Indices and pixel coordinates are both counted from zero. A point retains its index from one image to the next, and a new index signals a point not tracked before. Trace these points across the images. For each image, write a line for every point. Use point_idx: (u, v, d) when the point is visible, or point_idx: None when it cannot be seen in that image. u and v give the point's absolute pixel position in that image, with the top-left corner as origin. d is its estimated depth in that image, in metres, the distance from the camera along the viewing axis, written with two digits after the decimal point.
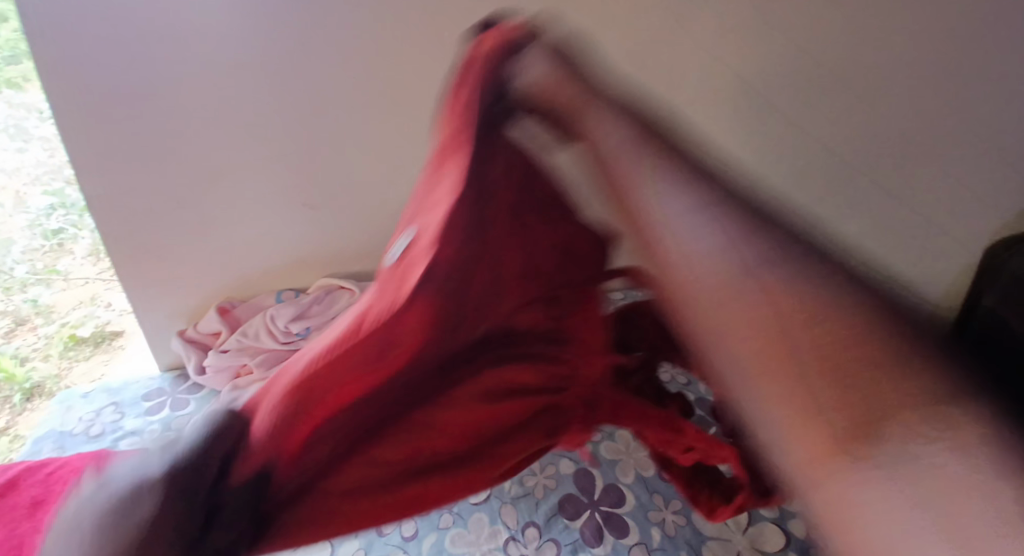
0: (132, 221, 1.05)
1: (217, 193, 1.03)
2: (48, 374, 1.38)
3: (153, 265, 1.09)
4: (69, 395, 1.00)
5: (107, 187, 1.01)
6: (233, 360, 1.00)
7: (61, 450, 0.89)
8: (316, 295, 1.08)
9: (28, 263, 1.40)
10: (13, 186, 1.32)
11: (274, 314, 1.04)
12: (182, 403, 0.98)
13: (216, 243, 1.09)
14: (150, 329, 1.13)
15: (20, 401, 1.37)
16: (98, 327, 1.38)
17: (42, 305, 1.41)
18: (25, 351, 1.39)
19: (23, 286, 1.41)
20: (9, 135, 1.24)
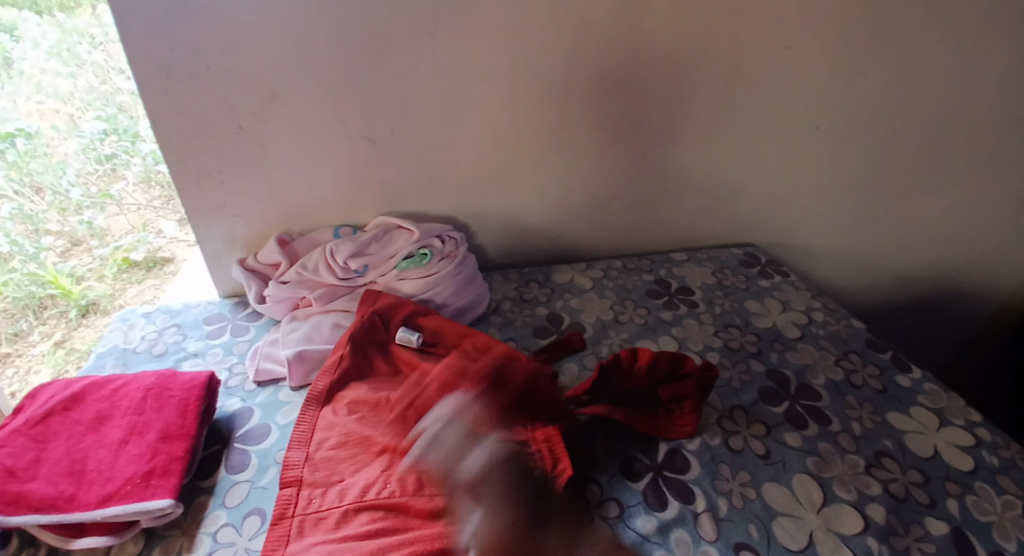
0: (185, 147, 0.99)
1: (280, 118, 0.99)
2: (103, 293, 1.44)
3: (210, 194, 1.04)
4: (129, 314, 1.01)
5: (166, 106, 0.95)
6: (292, 293, 0.99)
7: (125, 367, 0.89)
8: (373, 233, 1.04)
9: (83, 187, 1.44)
10: (65, 109, 1.36)
11: (331, 250, 1.00)
12: (242, 329, 0.98)
13: (275, 175, 1.04)
14: (209, 256, 1.11)
15: (76, 316, 1.40)
16: (150, 252, 1.52)
17: (97, 229, 1.48)
18: (79, 270, 1.44)
19: (79, 209, 1.44)
20: (60, 57, 1.31)
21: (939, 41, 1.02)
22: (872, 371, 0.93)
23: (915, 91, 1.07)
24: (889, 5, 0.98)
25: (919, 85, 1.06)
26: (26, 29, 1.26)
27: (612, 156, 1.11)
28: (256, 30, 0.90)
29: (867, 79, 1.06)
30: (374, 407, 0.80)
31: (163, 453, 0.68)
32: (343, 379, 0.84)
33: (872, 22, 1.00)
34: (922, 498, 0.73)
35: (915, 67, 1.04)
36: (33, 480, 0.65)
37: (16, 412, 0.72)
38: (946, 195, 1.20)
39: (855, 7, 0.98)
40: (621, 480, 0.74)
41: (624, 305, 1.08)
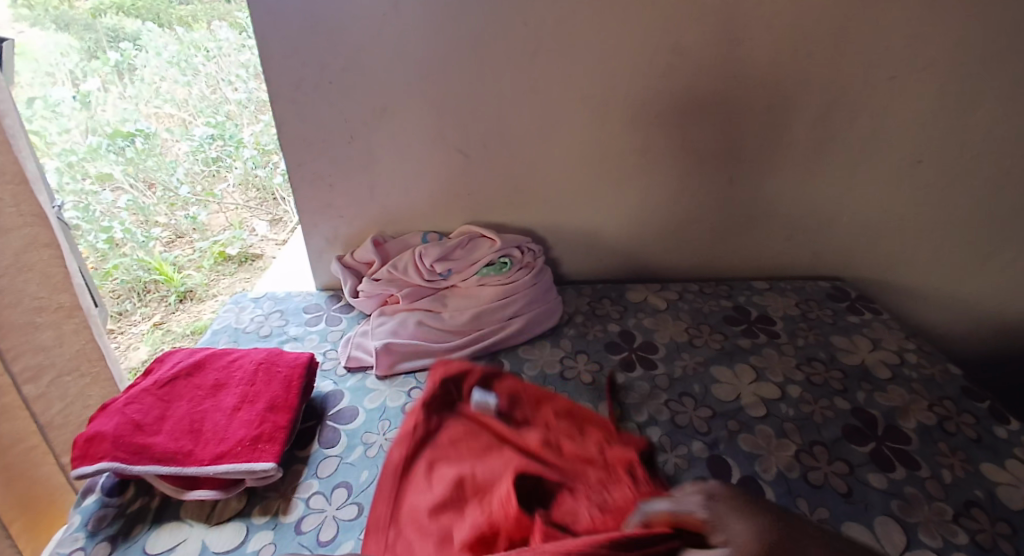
0: (303, 152, 1.10)
1: (387, 130, 1.07)
2: (199, 282, 1.61)
3: (319, 195, 1.14)
4: (240, 297, 1.12)
5: (291, 115, 1.06)
6: (383, 290, 1.06)
7: (235, 344, 0.99)
8: (458, 239, 1.10)
9: (189, 184, 1.68)
10: (178, 114, 1.69)
11: (421, 253, 1.06)
12: (336, 320, 1.06)
13: (377, 181, 1.13)
14: (310, 251, 1.21)
15: (174, 301, 1.56)
16: (243, 248, 1.70)
17: (199, 223, 1.69)
18: (181, 260, 1.62)
19: (185, 204, 1.68)
20: (178, 67, 1.67)
21: None
22: (968, 420, 0.88)
23: None
24: (1007, 42, 0.95)
25: None
26: (149, 40, 1.62)
27: (696, 181, 1.12)
28: (374, 50, 0.99)
29: (979, 117, 1.02)
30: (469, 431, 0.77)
31: (269, 421, 0.75)
32: (435, 401, 0.82)
33: (988, 59, 0.97)
34: (1015, 553, 0.68)
35: None
36: (156, 435, 0.73)
37: (147, 373, 0.81)
38: None
39: (969, 43, 0.96)
40: None
41: (700, 328, 1.08)
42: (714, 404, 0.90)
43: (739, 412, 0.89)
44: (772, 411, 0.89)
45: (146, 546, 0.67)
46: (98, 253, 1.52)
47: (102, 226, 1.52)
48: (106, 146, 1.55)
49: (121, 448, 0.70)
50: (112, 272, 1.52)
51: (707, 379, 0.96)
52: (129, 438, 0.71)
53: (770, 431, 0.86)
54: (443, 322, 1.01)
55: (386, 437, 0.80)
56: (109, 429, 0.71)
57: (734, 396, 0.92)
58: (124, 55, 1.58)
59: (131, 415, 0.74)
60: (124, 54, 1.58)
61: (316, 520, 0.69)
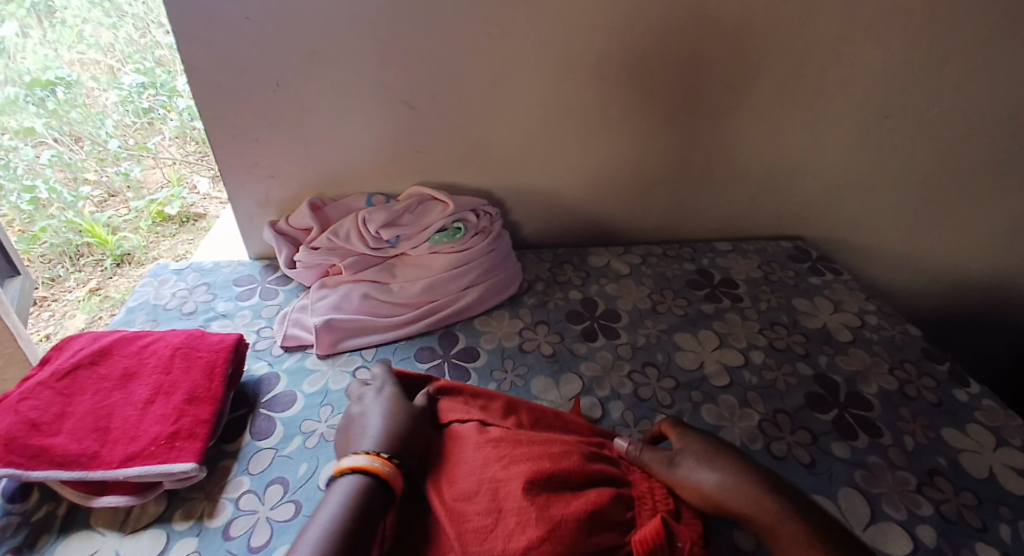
0: (223, 103, 0.97)
1: (320, 77, 0.95)
2: (138, 245, 1.44)
3: (246, 153, 1.02)
4: (160, 270, 1.00)
5: (207, 59, 0.92)
6: (323, 260, 0.96)
7: (155, 323, 0.88)
8: (406, 203, 1.00)
9: (120, 138, 1.52)
10: (105, 61, 1.50)
11: (364, 218, 0.96)
12: (271, 293, 0.97)
13: (312, 136, 1.01)
14: (242, 216, 1.09)
15: (110, 267, 1.39)
16: (183, 208, 1.56)
17: (133, 180, 1.53)
18: (116, 221, 1.45)
19: (116, 160, 1.50)
20: (101, 9, 1.49)
21: None
22: (928, 383, 0.87)
23: (1004, 84, 0.98)
24: None
25: (1010, 77, 0.97)
26: None
27: (663, 136, 1.05)
28: None
29: (952, 69, 0.97)
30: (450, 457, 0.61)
31: (189, 415, 0.66)
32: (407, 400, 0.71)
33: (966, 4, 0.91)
34: (973, 521, 0.68)
35: (1007, 58, 0.95)
36: (57, 435, 0.64)
37: (43, 364, 0.71)
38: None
39: None
40: None
41: (663, 294, 1.03)
42: (677, 374, 0.87)
43: (702, 382, 0.85)
44: (735, 380, 0.86)
45: None
46: (23, 216, 1.32)
47: (25, 185, 1.33)
48: (25, 96, 1.35)
49: (14, 452, 0.61)
50: (40, 236, 1.32)
51: (670, 347, 0.92)
52: (23, 441, 0.62)
53: (734, 401, 0.83)
54: (390, 295, 0.93)
55: (327, 425, 0.72)
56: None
57: (697, 364, 0.88)
58: None
59: (25, 414, 0.64)
60: None
61: (247, 522, 0.61)
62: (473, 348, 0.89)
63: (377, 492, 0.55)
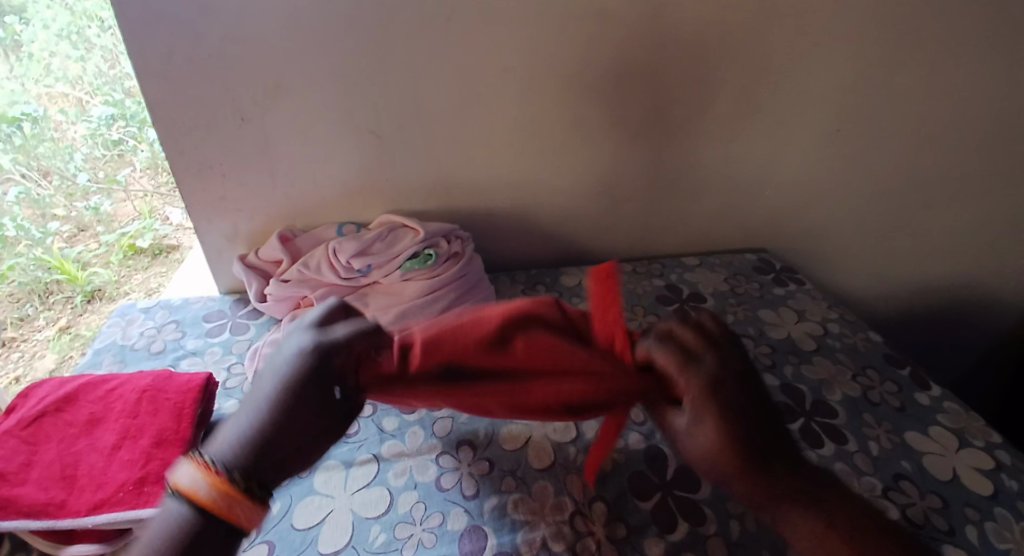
0: (187, 139, 0.97)
1: (285, 110, 0.96)
2: (108, 280, 1.46)
3: (212, 188, 1.02)
4: (128, 308, 0.99)
5: (170, 96, 0.93)
6: (294, 292, 0.96)
7: (122, 363, 0.87)
8: (377, 232, 1.01)
9: (89, 171, 1.50)
10: (74, 94, 1.44)
11: (335, 248, 0.97)
12: (242, 327, 0.96)
13: (278, 168, 1.02)
14: (211, 251, 1.09)
15: (81, 303, 1.40)
16: (155, 240, 1.59)
17: (103, 213, 1.53)
18: (85, 256, 1.45)
19: (85, 194, 1.50)
20: (68, 40, 1.40)
21: (971, 42, 0.98)
22: (891, 388, 0.90)
23: (942, 94, 1.03)
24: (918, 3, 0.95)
25: (947, 87, 1.03)
26: (35, 12, 1.34)
27: (627, 155, 1.08)
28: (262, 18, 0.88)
29: (894, 82, 1.02)
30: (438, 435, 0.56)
31: (158, 459, 0.66)
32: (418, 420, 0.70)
33: (901, 21, 0.96)
34: (941, 524, 0.70)
35: (943, 70, 1.01)
36: (22, 486, 0.63)
37: (8, 412, 0.70)
38: (975, 200, 1.15)
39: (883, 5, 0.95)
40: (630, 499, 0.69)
41: (634, 311, 1.05)
42: None
43: None
44: None
45: None
46: None
47: None
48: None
49: None
50: (8, 274, 1.32)
51: None
52: None
53: None
54: None
55: None
56: None
57: None
58: (9, 29, 1.30)
59: None
60: (9, 28, 1.30)
61: None
62: None
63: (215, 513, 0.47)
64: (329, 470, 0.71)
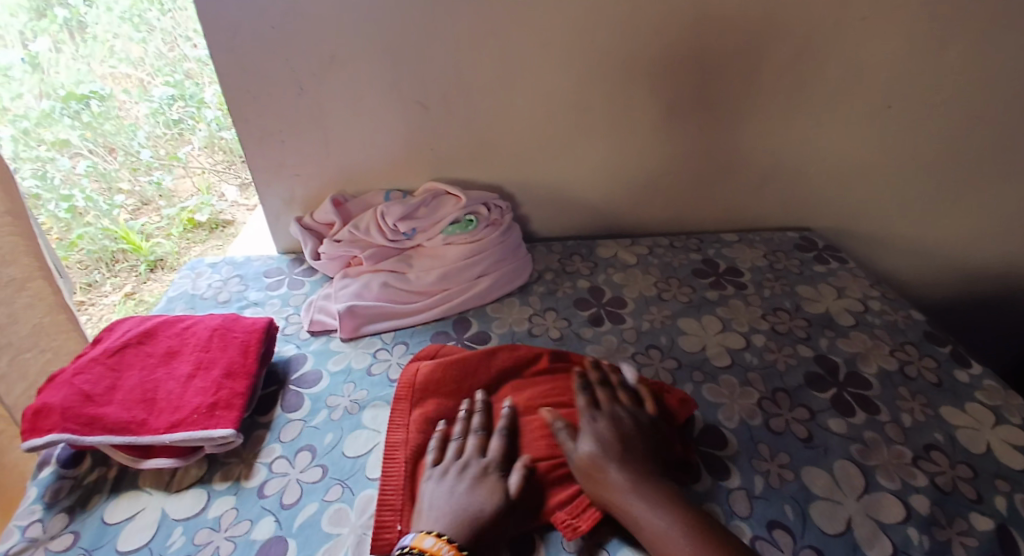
0: (251, 107, 1.04)
1: (341, 81, 1.02)
2: (170, 250, 1.57)
3: (272, 153, 1.09)
4: (197, 264, 1.07)
5: (237, 67, 1.00)
6: (345, 252, 1.03)
7: (192, 310, 0.95)
8: (422, 197, 1.06)
9: (151, 149, 1.61)
10: (135, 74, 1.58)
11: (382, 212, 1.02)
12: (298, 283, 1.03)
13: (333, 137, 1.08)
14: (268, 212, 1.17)
15: (144, 271, 1.54)
16: (213, 215, 1.65)
17: (165, 189, 1.63)
18: (149, 229, 1.58)
19: (148, 169, 1.61)
20: (130, 24, 1.53)
21: None
22: (928, 363, 0.90)
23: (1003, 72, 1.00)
24: None
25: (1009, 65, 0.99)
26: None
27: (668, 130, 1.09)
28: None
29: (950, 59, 1.00)
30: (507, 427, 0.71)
31: (226, 388, 0.73)
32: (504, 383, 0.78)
33: None
34: (969, 492, 0.70)
35: (1005, 46, 0.98)
36: (108, 405, 0.70)
37: (94, 343, 0.78)
38: None
39: None
40: (705, 446, 0.75)
41: (669, 282, 1.07)
42: (680, 355, 0.91)
43: (704, 363, 0.89)
44: (737, 360, 0.90)
45: (104, 516, 0.65)
46: (61, 224, 1.46)
47: (63, 194, 1.45)
48: (60, 110, 1.44)
49: (71, 419, 0.67)
50: (78, 242, 1.48)
51: (673, 331, 0.95)
52: (79, 410, 0.68)
53: (735, 380, 0.86)
54: (408, 284, 0.99)
55: (350, 399, 0.78)
56: (57, 401, 0.68)
57: (700, 347, 0.92)
58: (73, 12, 1.41)
59: (81, 386, 0.71)
60: (74, 11, 1.41)
61: (279, 484, 0.67)
62: (486, 332, 0.94)
63: None
64: (376, 408, 0.77)
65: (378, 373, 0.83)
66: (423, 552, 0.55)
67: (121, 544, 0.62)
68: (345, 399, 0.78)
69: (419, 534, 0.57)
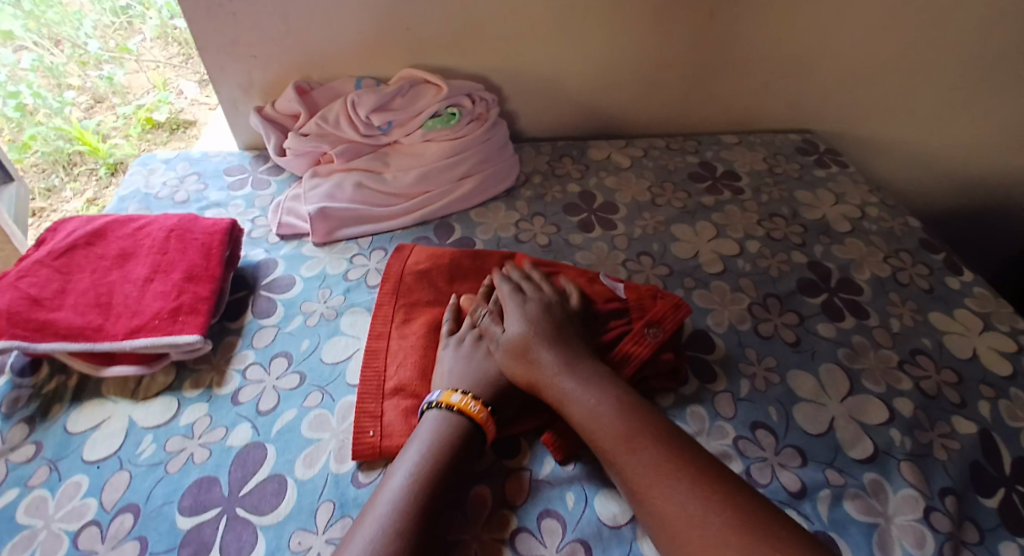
0: None
1: None
2: (128, 153, 1.40)
3: (223, 29, 0.97)
4: (149, 159, 0.98)
5: None
6: (312, 147, 0.94)
7: (147, 210, 0.88)
8: (397, 86, 0.96)
9: (99, 39, 1.47)
10: None
11: (353, 102, 0.93)
12: (264, 183, 0.95)
13: (290, 10, 0.95)
14: (226, 103, 1.06)
15: (105, 174, 1.39)
16: (172, 114, 1.47)
17: (117, 84, 1.47)
18: (105, 128, 1.42)
19: (98, 63, 1.48)
20: None
21: None
22: (921, 271, 0.87)
23: None
24: None
25: None
26: None
27: (670, 11, 0.98)
28: None
29: None
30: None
31: (189, 292, 0.68)
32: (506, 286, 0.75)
33: None
34: (952, 397, 0.71)
35: None
36: (60, 310, 0.65)
37: (38, 244, 0.71)
38: None
39: None
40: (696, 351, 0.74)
41: (663, 187, 1.01)
42: (672, 262, 0.87)
43: (696, 269, 0.86)
44: (730, 268, 0.86)
45: (69, 425, 0.62)
46: (13, 125, 1.37)
47: (10, 91, 1.36)
48: None
49: (19, 325, 0.62)
50: (31, 144, 1.37)
51: (666, 238, 0.91)
52: (27, 315, 0.63)
53: (726, 286, 0.84)
54: (384, 184, 0.92)
55: (326, 305, 0.74)
56: (2, 305, 0.63)
57: (693, 254, 0.89)
58: None
59: (26, 290, 0.65)
60: None
61: (254, 390, 0.64)
62: (469, 239, 0.89)
63: (472, 435, 0.57)
64: (354, 314, 0.73)
65: (355, 278, 0.78)
66: (452, 405, 0.58)
67: (87, 453, 0.59)
68: (321, 306, 0.74)
69: (446, 392, 0.60)
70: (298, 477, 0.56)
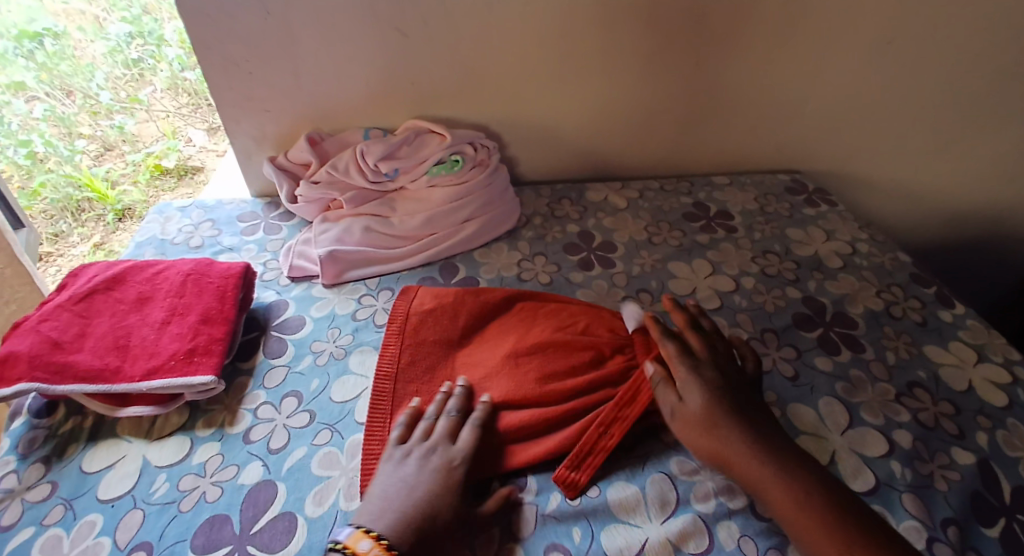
0: (212, 31, 0.96)
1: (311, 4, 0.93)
2: (137, 199, 1.46)
3: (239, 84, 1.02)
4: (165, 208, 1.02)
5: None
6: (323, 194, 0.98)
7: (162, 255, 0.91)
8: (403, 135, 1.00)
9: (111, 91, 1.52)
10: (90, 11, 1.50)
11: (362, 150, 0.97)
12: (275, 228, 0.99)
13: (303, 66, 1.01)
14: (239, 152, 1.11)
15: (112, 221, 1.43)
16: (180, 161, 1.52)
17: (127, 132, 1.54)
18: (114, 175, 1.48)
19: (109, 113, 1.52)
20: None
21: None
22: (914, 304, 0.90)
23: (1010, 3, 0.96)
24: None
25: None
26: None
27: (661, 63, 1.04)
28: None
29: None
30: (502, 374, 0.70)
31: (204, 334, 0.70)
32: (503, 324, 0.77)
33: None
34: (951, 429, 0.72)
35: None
36: (79, 353, 0.67)
37: (60, 289, 0.74)
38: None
39: None
40: None
41: (659, 226, 1.05)
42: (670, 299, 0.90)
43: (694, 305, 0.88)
44: (726, 303, 0.89)
45: (83, 465, 0.63)
46: (23, 172, 1.39)
47: (21, 139, 1.40)
48: (13, 49, 1.39)
49: (39, 367, 0.64)
50: (40, 191, 1.39)
51: (664, 275, 0.94)
52: (47, 358, 0.65)
53: (724, 321, 0.86)
54: (390, 227, 0.95)
55: (335, 345, 0.76)
56: (23, 348, 0.65)
57: (690, 290, 0.91)
58: None
59: (47, 333, 0.67)
60: None
61: (265, 429, 0.66)
62: (473, 278, 0.91)
63: None
64: (363, 353, 0.75)
65: (364, 318, 0.81)
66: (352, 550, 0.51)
67: (102, 491, 0.61)
68: (331, 345, 0.76)
69: (354, 533, 0.52)
70: (309, 514, 0.57)
